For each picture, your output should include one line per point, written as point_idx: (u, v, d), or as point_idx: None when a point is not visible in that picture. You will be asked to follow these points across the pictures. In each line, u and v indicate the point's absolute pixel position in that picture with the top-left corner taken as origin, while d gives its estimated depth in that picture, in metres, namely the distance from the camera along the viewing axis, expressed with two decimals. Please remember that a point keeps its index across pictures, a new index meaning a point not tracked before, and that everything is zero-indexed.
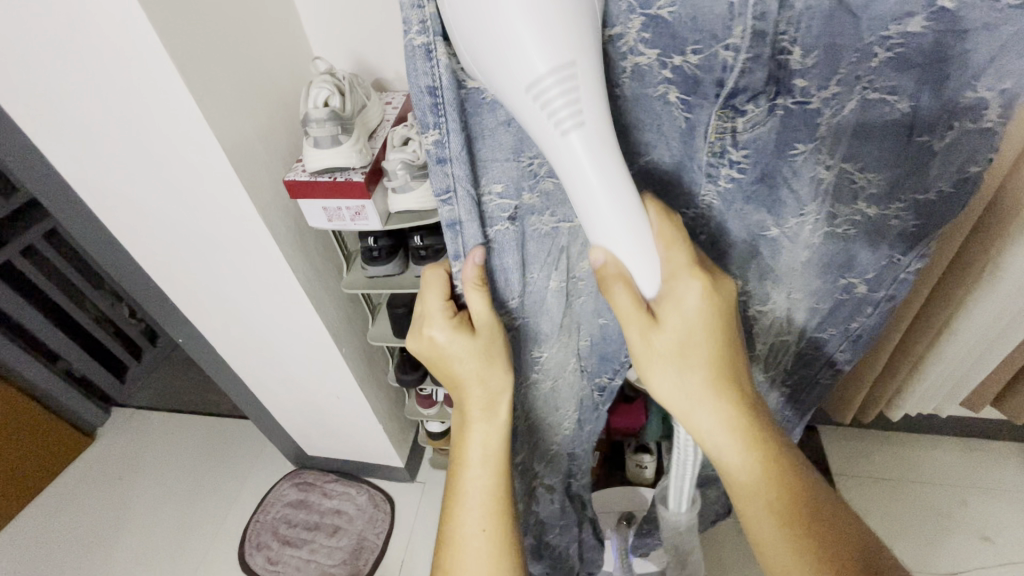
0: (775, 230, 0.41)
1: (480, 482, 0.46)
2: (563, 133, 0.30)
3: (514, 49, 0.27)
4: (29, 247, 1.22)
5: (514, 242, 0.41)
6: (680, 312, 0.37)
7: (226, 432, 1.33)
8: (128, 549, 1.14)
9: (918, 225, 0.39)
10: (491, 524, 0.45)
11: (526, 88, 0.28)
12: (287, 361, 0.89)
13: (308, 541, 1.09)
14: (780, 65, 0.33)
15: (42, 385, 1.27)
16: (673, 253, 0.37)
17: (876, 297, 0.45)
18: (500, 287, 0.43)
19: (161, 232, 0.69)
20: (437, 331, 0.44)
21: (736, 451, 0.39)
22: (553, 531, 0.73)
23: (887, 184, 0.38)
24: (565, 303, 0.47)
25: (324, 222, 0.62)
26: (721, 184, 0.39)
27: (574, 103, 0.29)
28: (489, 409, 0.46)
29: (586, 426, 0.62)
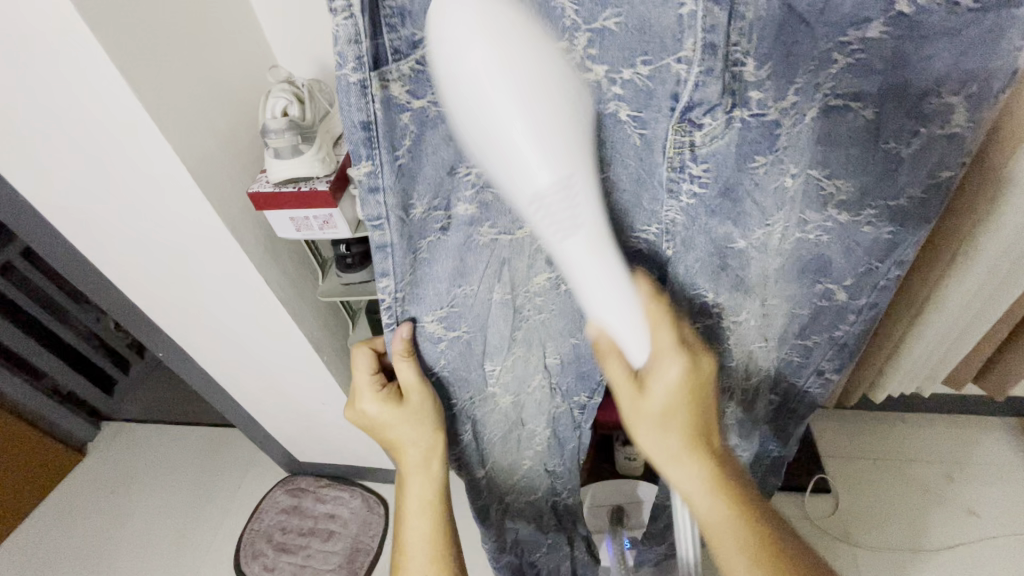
0: (742, 243, 0.40)
1: (420, 530, 0.50)
2: (563, 239, 0.31)
3: (515, 160, 0.27)
4: (7, 264, 1.19)
5: (447, 253, 0.41)
6: (663, 385, 0.39)
7: (217, 441, 1.32)
8: (125, 563, 1.14)
9: (894, 231, 0.40)
10: (434, 552, 0.49)
11: (529, 199, 0.29)
12: (272, 371, 0.88)
13: (304, 547, 1.08)
14: (735, 77, 0.32)
15: (28, 404, 1.25)
16: (659, 333, 0.38)
17: (857, 304, 0.45)
18: (432, 298, 0.42)
19: (132, 249, 0.67)
20: (368, 404, 0.51)
21: (713, 509, 0.40)
22: (538, 551, 0.74)
23: (857, 189, 0.38)
24: (512, 317, 0.47)
25: (293, 232, 0.61)
26: (682, 201, 0.37)
27: (570, 208, 0.30)
28: (424, 460, 0.50)
29: (563, 442, 0.61)
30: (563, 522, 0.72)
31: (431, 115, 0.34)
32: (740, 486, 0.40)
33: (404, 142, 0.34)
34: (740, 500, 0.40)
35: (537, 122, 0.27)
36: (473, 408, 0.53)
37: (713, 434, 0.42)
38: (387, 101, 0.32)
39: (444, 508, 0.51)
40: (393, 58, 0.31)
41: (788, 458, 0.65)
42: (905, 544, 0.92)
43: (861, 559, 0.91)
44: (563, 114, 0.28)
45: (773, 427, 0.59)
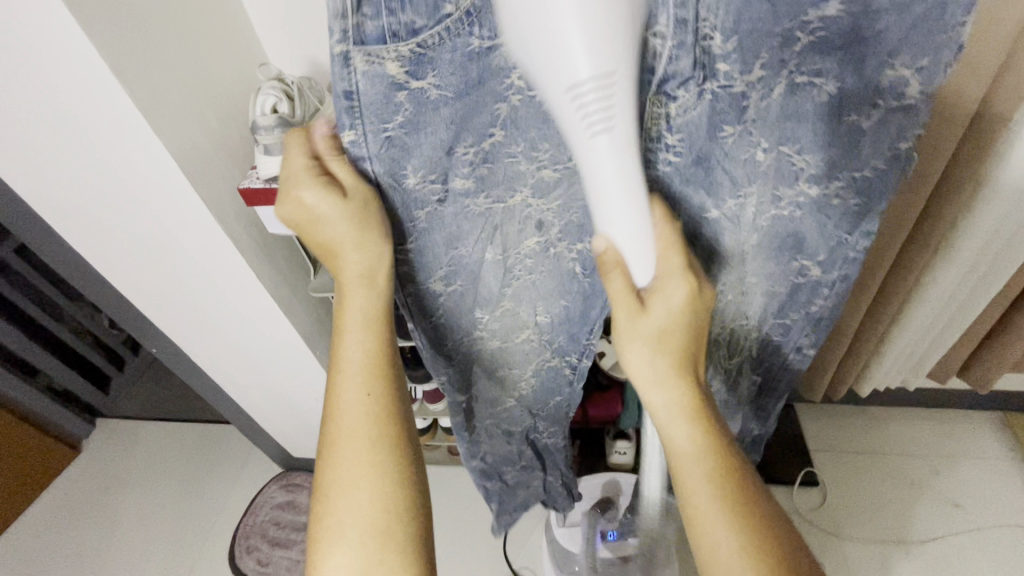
0: (715, 212, 0.42)
1: (360, 347, 0.43)
2: (591, 136, 0.32)
3: (557, 50, 0.29)
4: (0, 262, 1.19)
5: (442, 218, 0.44)
6: (666, 305, 0.40)
7: (210, 439, 1.32)
8: (118, 560, 1.14)
9: (859, 202, 0.41)
10: (376, 388, 0.43)
11: (565, 90, 0.30)
12: (266, 365, 0.89)
13: (298, 542, 1.09)
14: (704, 51, 0.34)
15: (24, 402, 1.25)
16: (669, 257, 0.39)
17: (830, 278, 0.46)
18: (430, 257, 0.46)
19: (123, 244, 0.68)
20: (306, 191, 0.40)
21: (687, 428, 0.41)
22: (509, 465, 0.73)
23: (825, 164, 0.39)
24: (502, 275, 0.49)
25: (283, 228, 0.62)
26: (660, 170, 0.39)
27: (606, 108, 0.31)
28: (365, 278, 0.43)
29: (550, 393, 0.62)
30: (538, 456, 0.73)
31: (430, 97, 0.36)
32: (714, 419, 0.42)
33: (396, 112, 0.36)
34: (713, 432, 0.41)
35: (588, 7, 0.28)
36: (461, 348, 0.56)
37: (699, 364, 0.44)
38: (379, 75, 0.35)
39: (388, 331, 0.45)
40: (391, 40, 0.34)
41: (766, 433, 0.66)
42: (892, 536, 0.94)
43: (849, 553, 0.92)
44: (616, 11, 0.29)
45: (754, 404, 0.61)
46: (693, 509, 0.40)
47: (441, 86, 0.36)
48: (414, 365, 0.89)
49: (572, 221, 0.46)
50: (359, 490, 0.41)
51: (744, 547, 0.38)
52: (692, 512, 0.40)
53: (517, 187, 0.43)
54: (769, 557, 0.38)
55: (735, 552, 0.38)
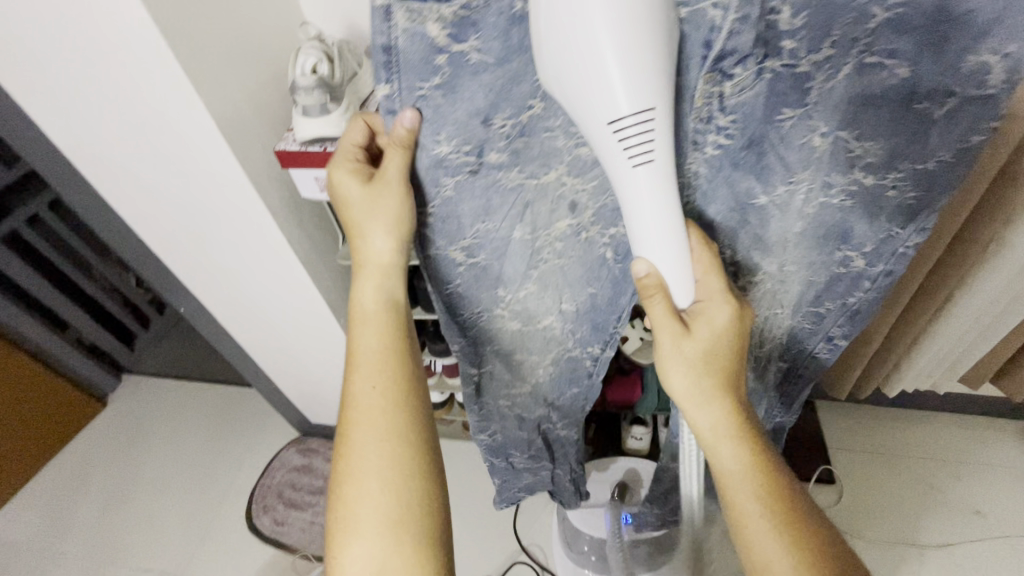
0: (763, 198, 0.41)
1: (371, 343, 0.46)
2: (633, 165, 0.34)
3: (595, 86, 0.31)
4: (34, 217, 1.23)
5: (470, 188, 0.42)
6: (709, 325, 0.41)
7: (233, 400, 1.36)
8: (142, 510, 1.19)
9: (916, 196, 0.38)
10: (389, 387, 0.44)
11: (607, 124, 0.32)
12: (290, 332, 0.90)
13: (313, 504, 1.12)
14: (770, 27, 0.33)
15: (56, 353, 1.30)
16: (710, 279, 0.41)
17: (873, 271, 0.44)
18: (456, 227, 0.45)
19: (159, 204, 0.69)
20: (342, 175, 0.46)
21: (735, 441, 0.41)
22: (518, 449, 0.72)
23: (886, 152, 0.37)
24: (529, 257, 0.47)
25: (316, 192, 0.61)
26: (708, 152, 0.39)
27: (646, 140, 0.33)
28: (381, 267, 0.46)
29: (572, 383, 0.61)
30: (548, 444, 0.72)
31: (470, 61, 0.36)
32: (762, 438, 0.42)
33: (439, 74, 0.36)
34: (759, 449, 0.41)
35: (628, 47, 0.30)
36: (476, 326, 0.54)
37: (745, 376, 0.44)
38: (420, 35, 0.35)
39: (396, 330, 0.47)
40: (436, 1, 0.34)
41: (785, 428, 0.65)
42: (916, 542, 0.92)
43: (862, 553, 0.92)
44: (654, 49, 0.31)
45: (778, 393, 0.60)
46: (741, 519, 0.41)
47: (482, 51, 0.35)
48: (434, 340, 0.89)
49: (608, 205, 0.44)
50: (371, 479, 0.42)
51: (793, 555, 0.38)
52: (743, 525, 0.40)
53: (554, 164, 0.42)
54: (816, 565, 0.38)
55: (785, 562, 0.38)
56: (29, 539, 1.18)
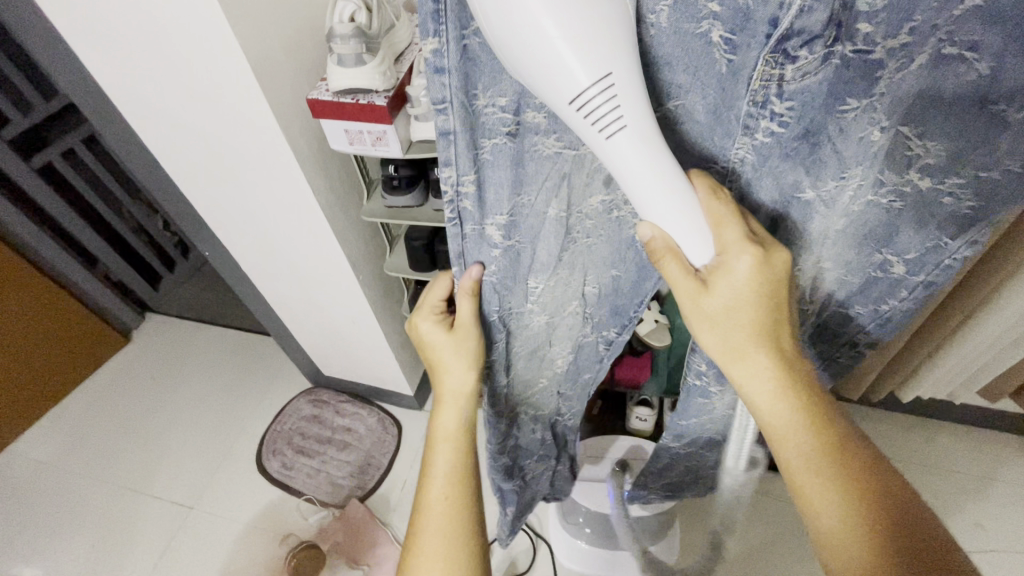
0: (810, 194, 0.39)
1: (445, 455, 0.51)
2: (608, 137, 0.31)
3: (547, 66, 0.29)
4: (69, 150, 1.26)
5: (508, 156, 0.40)
6: (730, 280, 0.38)
7: (249, 346, 1.39)
8: (160, 442, 1.23)
9: (974, 206, 0.37)
10: (454, 495, 0.49)
11: (568, 103, 0.30)
12: (310, 283, 0.91)
13: (320, 453, 1.15)
14: (846, 8, 0.30)
15: (83, 286, 1.34)
16: (723, 231, 0.38)
17: (913, 281, 0.43)
18: (493, 204, 0.42)
19: (192, 146, 0.70)
20: (424, 321, 0.54)
21: (774, 395, 0.39)
22: (530, 458, 0.75)
23: (948, 154, 0.35)
24: (562, 236, 0.46)
25: (345, 145, 0.61)
26: (757, 139, 0.36)
27: (614, 107, 0.30)
28: (457, 397, 0.52)
29: (580, 370, 0.63)
30: (556, 440, 0.75)
31: None
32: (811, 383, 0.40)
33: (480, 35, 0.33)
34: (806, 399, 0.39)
35: (569, 21, 0.27)
36: (507, 325, 0.53)
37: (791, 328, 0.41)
38: None
39: (469, 445, 0.52)
40: None
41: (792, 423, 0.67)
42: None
43: None
44: (597, 14, 0.28)
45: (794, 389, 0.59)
46: (796, 478, 0.39)
47: None
48: None
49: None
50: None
51: (852, 511, 0.37)
52: (794, 478, 0.40)
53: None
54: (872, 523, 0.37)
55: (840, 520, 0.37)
56: (54, 459, 1.23)
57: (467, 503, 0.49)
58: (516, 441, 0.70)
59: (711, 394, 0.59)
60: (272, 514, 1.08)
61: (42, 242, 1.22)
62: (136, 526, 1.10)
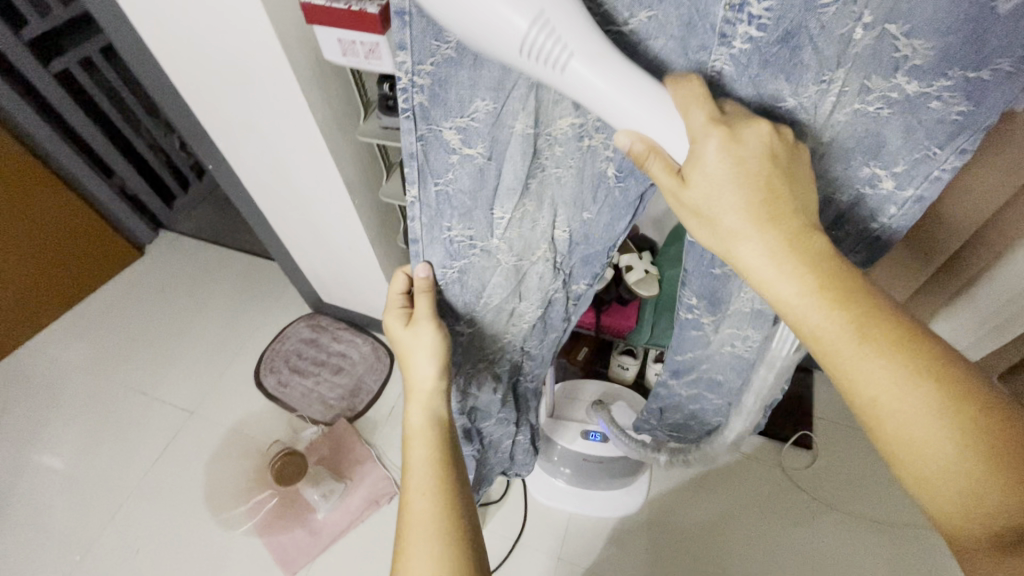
0: (792, 101, 0.36)
1: (422, 452, 0.47)
2: (564, 68, 0.30)
3: (486, 13, 0.28)
4: (87, 59, 1.26)
5: (472, 60, 0.36)
6: (703, 171, 0.33)
7: (255, 270, 1.43)
8: (166, 352, 1.29)
9: (965, 112, 0.34)
10: (437, 488, 0.43)
11: (517, 52, 0.29)
12: (308, 206, 0.92)
13: (315, 375, 1.20)
14: None
15: (100, 197, 1.38)
16: (689, 115, 0.33)
17: (901, 196, 0.41)
18: (452, 104, 0.39)
19: (190, 53, 0.69)
20: (392, 322, 0.54)
21: (802, 294, 0.32)
22: (487, 421, 0.74)
23: (936, 56, 0.32)
24: (531, 158, 0.43)
25: (339, 56, 0.60)
26: (735, 47, 0.34)
27: (555, 40, 0.29)
28: (427, 391, 0.51)
29: (549, 327, 0.64)
30: (517, 404, 0.76)
31: None
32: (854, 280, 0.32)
33: None
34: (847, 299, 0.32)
35: None
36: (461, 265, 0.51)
37: (803, 203, 0.34)
38: None
39: (448, 440, 0.48)
40: None
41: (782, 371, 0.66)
42: (877, 518, 0.97)
43: (821, 527, 0.97)
44: None
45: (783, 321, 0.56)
46: (864, 385, 0.31)
47: None
48: None
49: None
50: None
51: (937, 416, 0.30)
52: (868, 407, 0.32)
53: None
54: (970, 413, 0.29)
55: (927, 422, 0.30)
56: (70, 357, 1.31)
57: (454, 499, 0.43)
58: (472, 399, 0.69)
59: (704, 326, 0.59)
60: (266, 425, 1.14)
61: (60, 149, 1.25)
62: (142, 424, 1.18)
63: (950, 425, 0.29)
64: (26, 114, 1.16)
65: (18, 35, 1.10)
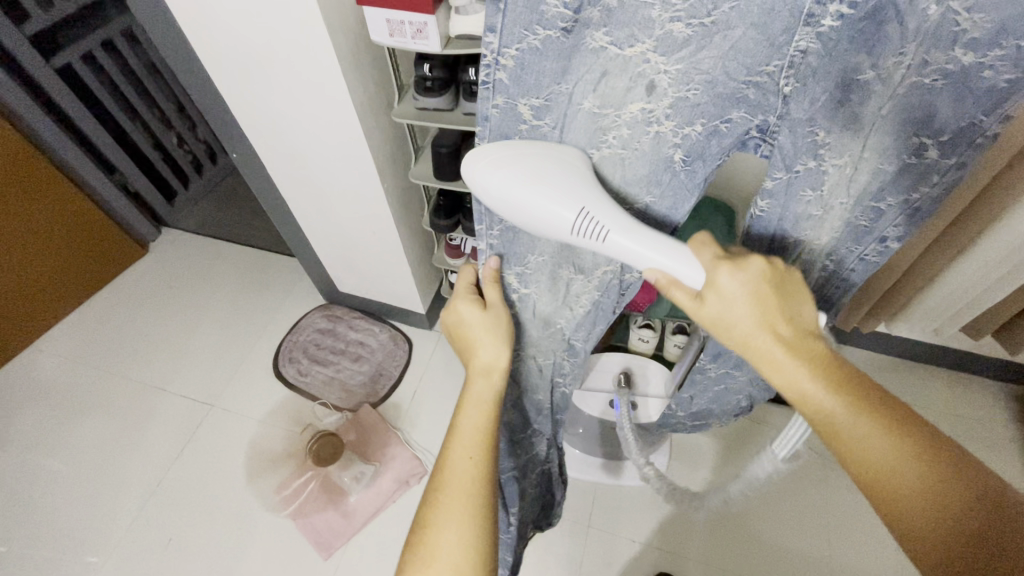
0: (870, 74, 0.38)
1: (472, 419, 0.47)
2: (604, 239, 0.41)
3: (548, 217, 0.41)
4: (87, 53, 1.25)
5: (564, 52, 0.39)
6: (720, 294, 0.41)
7: (264, 264, 1.43)
8: (177, 347, 1.29)
9: (1013, 79, 0.35)
10: (479, 454, 0.44)
11: (570, 230, 0.41)
12: (334, 193, 0.93)
13: (334, 363, 1.21)
14: None
15: (103, 194, 1.36)
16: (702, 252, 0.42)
17: (946, 163, 0.41)
18: (529, 81, 0.40)
19: (232, 38, 0.70)
20: (463, 307, 0.55)
21: (811, 388, 0.38)
22: (531, 432, 0.76)
23: (993, 27, 0.34)
24: (593, 131, 0.43)
25: (386, 36, 0.63)
26: (824, 26, 0.36)
27: (595, 224, 0.41)
28: (489, 373, 0.50)
29: (597, 319, 0.61)
30: (552, 412, 0.75)
31: None
32: (851, 380, 0.38)
33: None
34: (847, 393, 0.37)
35: (547, 193, 0.40)
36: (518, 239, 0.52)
37: (798, 316, 0.41)
38: None
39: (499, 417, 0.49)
40: None
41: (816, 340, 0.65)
42: None
43: (833, 497, 1.01)
44: (563, 182, 0.41)
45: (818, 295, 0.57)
46: (879, 481, 0.35)
47: None
48: (473, 219, 0.92)
49: (689, 97, 0.40)
50: (446, 537, 0.40)
51: (945, 508, 0.33)
52: (894, 506, 0.34)
53: (642, 37, 0.37)
54: (957, 487, 0.33)
55: (923, 495, 0.33)
56: (75, 357, 1.29)
57: (491, 473, 0.44)
58: (517, 393, 0.71)
59: None
60: (287, 413, 1.15)
61: (64, 146, 1.23)
62: (160, 418, 1.17)
63: (954, 514, 0.32)
64: (25, 107, 1.14)
65: (20, 27, 1.09)
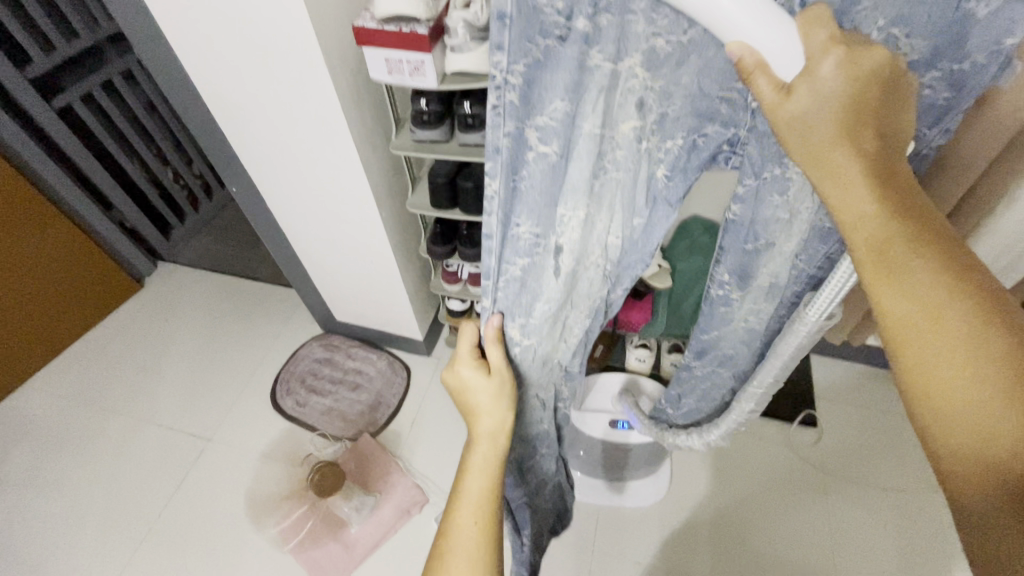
0: None
1: (478, 484, 0.49)
2: None
3: None
4: (87, 94, 1.28)
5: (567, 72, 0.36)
6: (814, 84, 0.31)
7: (262, 296, 1.44)
8: (174, 381, 1.28)
9: (948, 97, 0.38)
10: (483, 523, 0.47)
11: None
12: (332, 223, 0.95)
13: (333, 392, 1.21)
14: None
15: (99, 230, 1.37)
16: (812, 30, 0.31)
17: None
18: (539, 102, 0.38)
19: (235, 78, 0.73)
20: (465, 368, 0.54)
21: (866, 204, 0.31)
22: (534, 457, 0.75)
23: (928, 51, 0.36)
24: (595, 160, 0.43)
25: (385, 74, 0.66)
26: None
27: None
28: (494, 437, 0.52)
29: (589, 337, 0.64)
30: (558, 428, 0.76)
31: None
32: (924, 212, 0.31)
33: None
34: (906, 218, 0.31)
35: None
36: (527, 276, 0.49)
37: (890, 131, 0.32)
38: None
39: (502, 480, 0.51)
40: None
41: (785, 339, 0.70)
42: (885, 486, 1.03)
43: (834, 508, 1.01)
44: None
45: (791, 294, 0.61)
46: (900, 315, 0.31)
47: None
48: (468, 245, 0.94)
49: (670, 112, 0.42)
50: None
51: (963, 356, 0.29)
52: (897, 328, 0.32)
53: (631, 52, 0.37)
54: (992, 341, 0.29)
55: (947, 333, 0.30)
56: (69, 394, 1.28)
57: (496, 541, 0.47)
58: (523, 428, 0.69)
59: (733, 302, 0.62)
60: (285, 445, 1.14)
61: (62, 183, 1.25)
62: (156, 454, 1.15)
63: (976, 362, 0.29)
64: (24, 145, 1.16)
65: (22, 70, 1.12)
